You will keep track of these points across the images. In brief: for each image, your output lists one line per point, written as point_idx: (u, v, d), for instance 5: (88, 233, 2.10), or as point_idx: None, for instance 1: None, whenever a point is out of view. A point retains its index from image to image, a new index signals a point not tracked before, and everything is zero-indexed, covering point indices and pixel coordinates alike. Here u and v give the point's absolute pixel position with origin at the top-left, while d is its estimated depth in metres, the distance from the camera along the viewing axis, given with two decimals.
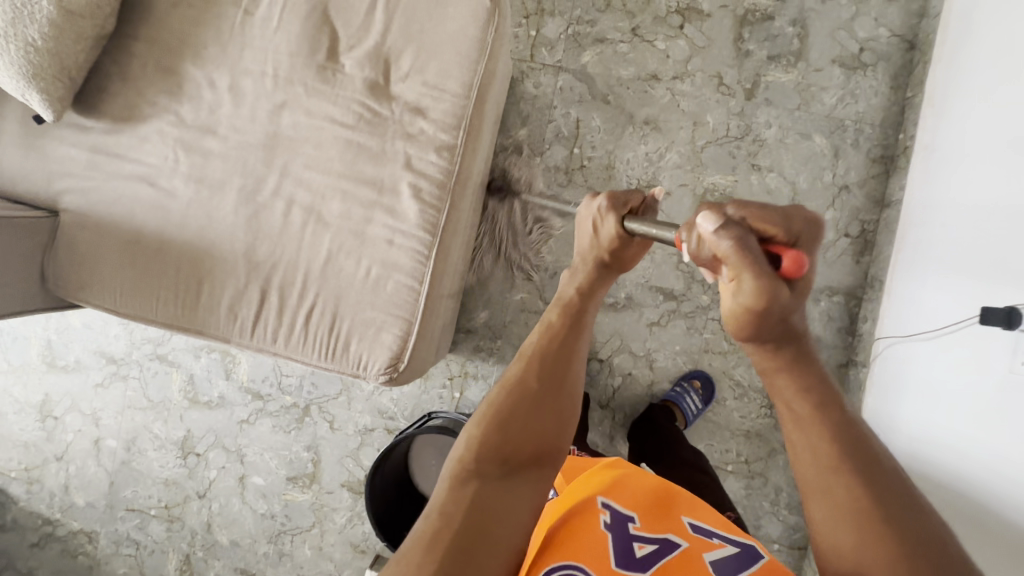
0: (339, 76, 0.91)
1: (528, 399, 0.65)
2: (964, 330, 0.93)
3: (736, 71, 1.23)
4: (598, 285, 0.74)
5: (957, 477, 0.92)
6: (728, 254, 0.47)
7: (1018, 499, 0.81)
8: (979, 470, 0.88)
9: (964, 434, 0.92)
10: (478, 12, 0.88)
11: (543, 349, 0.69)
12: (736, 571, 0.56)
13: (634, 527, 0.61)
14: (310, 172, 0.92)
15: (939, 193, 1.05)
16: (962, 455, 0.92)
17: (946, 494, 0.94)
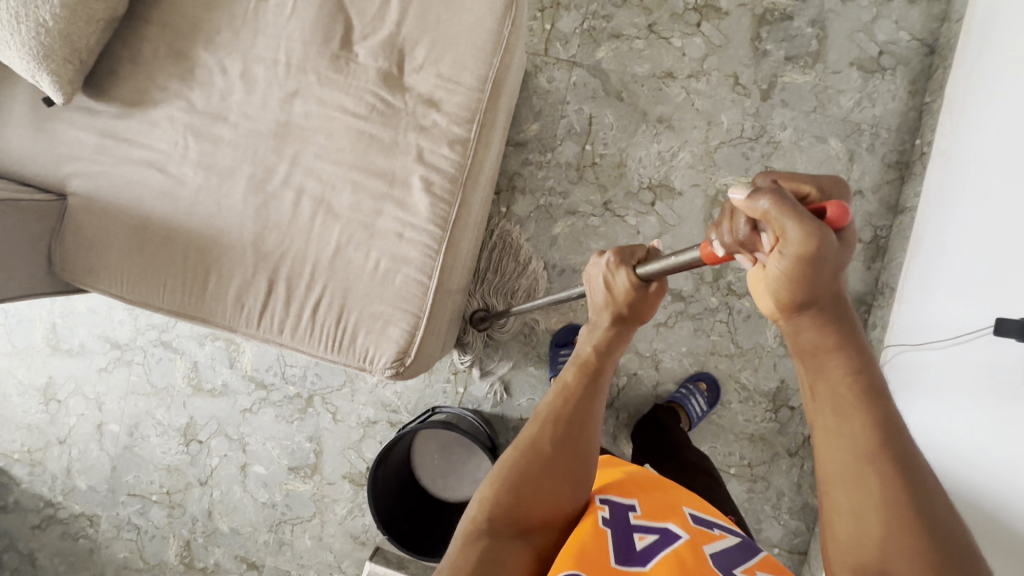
0: (353, 65, 0.90)
1: (545, 460, 0.63)
2: (975, 340, 0.92)
3: (752, 71, 1.21)
4: (615, 339, 0.73)
5: (965, 488, 0.91)
6: (767, 211, 0.42)
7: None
8: (987, 482, 0.87)
9: (974, 444, 0.91)
10: (495, 5, 0.87)
11: (558, 411, 0.67)
12: (735, 561, 0.57)
13: (633, 518, 0.61)
14: (321, 162, 0.91)
15: (954, 202, 1.04)
16: (971, 466, 0.90)
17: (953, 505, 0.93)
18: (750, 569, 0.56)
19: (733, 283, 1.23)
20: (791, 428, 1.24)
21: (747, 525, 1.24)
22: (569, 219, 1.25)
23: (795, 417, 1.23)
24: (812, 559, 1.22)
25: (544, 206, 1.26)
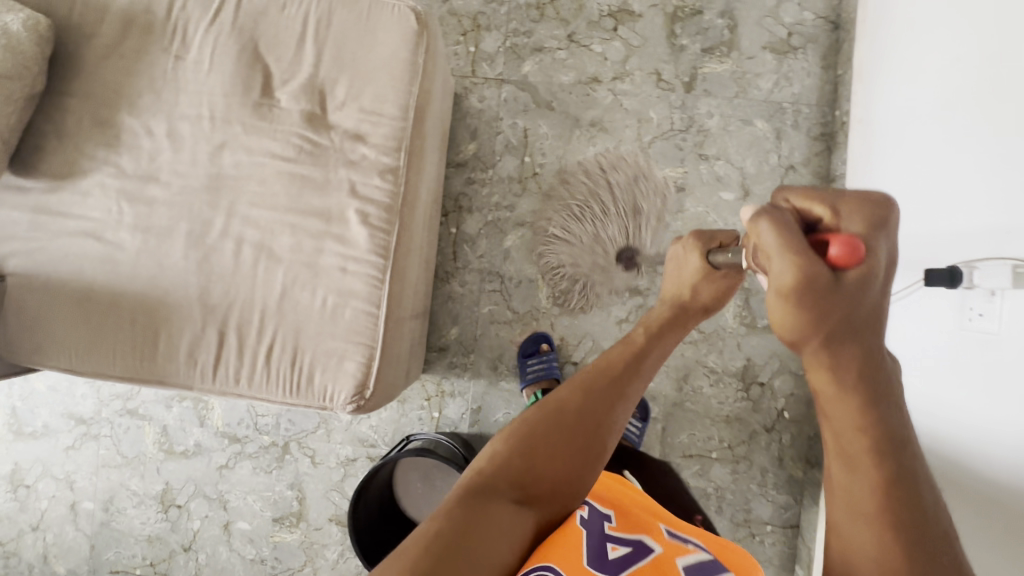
0: (276, 111, 0.91)
1: (570, 421, 0.65)
2: (914, 293, 0.96)
3: (673, 66, 1.26)
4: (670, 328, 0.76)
5: (930, 439, 0.93)
6: (766, 238, 0.47)
7: (985, 458, 0.82)
8: (945, 429, 0.89)
9: (928, 396, 0.93)
10: (407, 35, 0.90)
11: (593, 381, 0.68)
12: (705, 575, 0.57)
13: (610, 527, 0.63)
14: (257, 210, 0.91)
15: (876, 166, 1.09)
16: (929, 416, 0.93)
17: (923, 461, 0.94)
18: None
19: None
20: (764, 404, 1.26)
21: (735, 506, 1.25)
22: (519, 231, 1.27)
23: (766, 393, 1.26)
24: (804, 531, 1.23)
25: (493, 222, 1.27)
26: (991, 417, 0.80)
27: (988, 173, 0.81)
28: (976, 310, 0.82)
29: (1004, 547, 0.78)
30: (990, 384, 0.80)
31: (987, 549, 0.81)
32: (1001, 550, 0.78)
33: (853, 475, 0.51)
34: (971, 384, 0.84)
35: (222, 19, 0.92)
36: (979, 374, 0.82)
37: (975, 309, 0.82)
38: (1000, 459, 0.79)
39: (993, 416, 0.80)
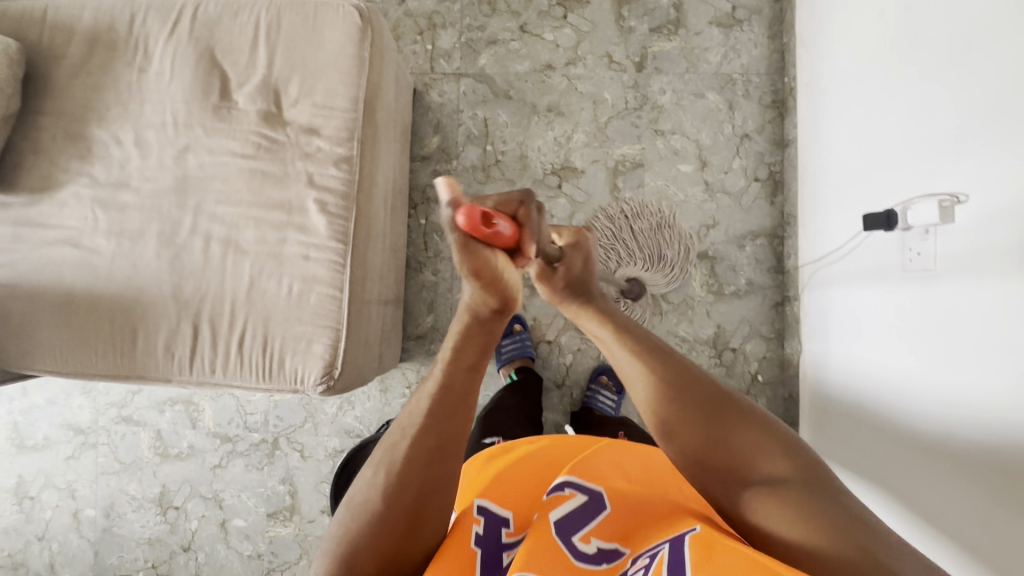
0: (234, 112, 0.97)
1: (381, 501, 0.58)
2: (863, 244, 0.98)
3: (623, 47, 1.30)
4: (470, 349, 0.61)
5: (880, 392, 0.94)
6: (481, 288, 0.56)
7: (927, 405, 0.82)
8: (894, 379, 0.90)
9: (879, 347, 0.95)
10: (352, 31, 0.95)
11: (398, 451, 0.60)
12: (575, 528, 0.59)
13: (506, 534, 0.62)
14: (222, 207, 0.96)
15: (823, 125, 1.12)
16: (879, 368, 0.94)
17: (876, 415, 0.95)
18: (585, 538, 0.59)
19: (651, 244, 1.29)
20: (737, 369, 1.28)
21: None
22: None
23: (739, 358, 1.28)
24: None
25: None
26: (937, 368, 0.81)
27: (913, 113, 0.85)
28: (914, 251, 0.85)
29: (933, 495, 0.81)
30: (935, 333, 0.81)
31: (933, 502, 0.81)
32: (932, 497, 0.81)
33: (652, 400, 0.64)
34: (917, 334, 0.85)
35: (180, 31, 0.98)
36: (927, 325, 0.83)
37: (913, 250, 0.85)
38: (941, 405, 0.80)
39: (936, 365, 0.81)
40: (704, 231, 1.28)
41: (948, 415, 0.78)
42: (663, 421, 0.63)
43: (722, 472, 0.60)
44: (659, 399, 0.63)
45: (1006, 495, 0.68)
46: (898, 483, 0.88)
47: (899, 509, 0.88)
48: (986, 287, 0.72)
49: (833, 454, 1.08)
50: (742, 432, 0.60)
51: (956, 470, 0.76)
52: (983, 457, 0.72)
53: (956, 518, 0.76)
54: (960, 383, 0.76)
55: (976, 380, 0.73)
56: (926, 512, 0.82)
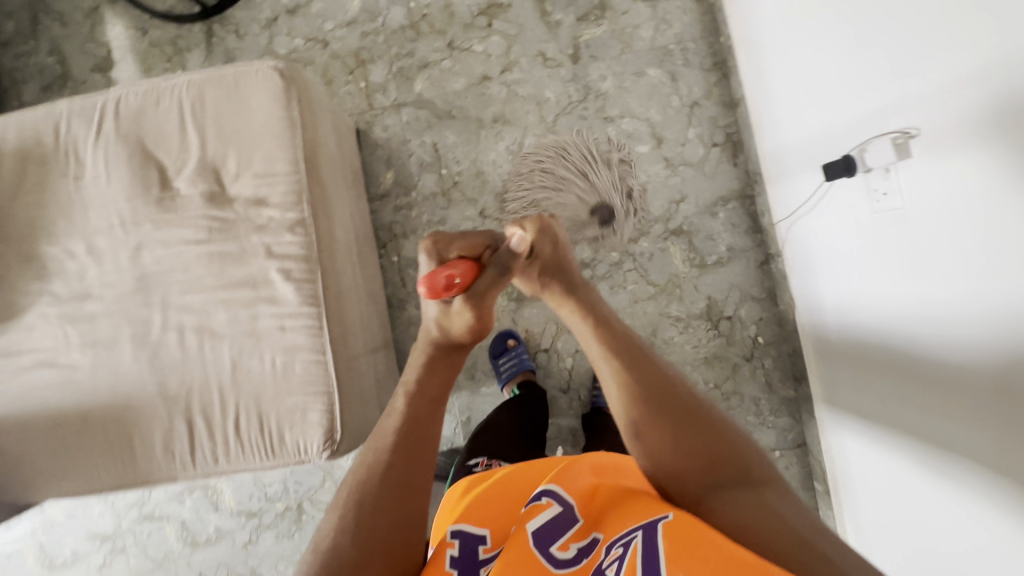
0: (177, 200, 0.95)
1: (351, 548, 0.58)
2: (831, 190, 0.97)
3: (555, 43, 1.29)
4: (432, 381, 0.73)
5: (880, 334, 0.92)
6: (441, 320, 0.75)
7: (926, 340, 0.81)
8: (891, 319, 0.89)
9: (869, 288, 0.93)
10: (276, 94, 0.93)
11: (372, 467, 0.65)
12: (553, 538, 0.59)
13: (482, 550, 0.62)
14: (187, 296, 0.95)
15: (767, 78, 1.10)
16: (874, 308, 0.93)
17: (880, 357, 0.93)
18: (563, 546, 0.59)
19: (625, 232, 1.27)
20: (737, 336, 1.27)
21: None
22: None
23: (736, 324, 1.27)
24: (811, 446, 1.24)
25: None
26: (933, 301, 0.78)
27: (848, 53, 0.84)
28: (881, 190, 0.83)
29: (949, 435, 0.78)
30: (922, 267, 0.79)
31: (948, 438, 0.79)
32: (948, 437, 0.78)
33: (624, 400, 0.71)
34: (905, 273, 0.83)
35: (106, 130, 0.96)
36: (912, 265, 0.81)
37: (880, 189, 0.83)
38: (942, 342, 0.78)
39: (930, 301, 0.79)
40: (674, 207, 1.27)
41: (952, 348, 0.76)
42: (634, 420, 0.70)
43: (691, 476, 0.65)
44: (627, 400, 0.71)
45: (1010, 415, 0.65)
46: (919, 432, 0.85)
47: (917, 451, 0.86)
48: (965, 213, 0.69)
49: (854, 416, 1.05)
50: (712, 441, 0.67)
51: (970, 403, 0.73)
52: (990, 381, 0.69)
53: (978, 454, 0.72)
54: (960, 312, 0.74)
55: (971, 306, 0.71)
56: (948, 454, 0.79)
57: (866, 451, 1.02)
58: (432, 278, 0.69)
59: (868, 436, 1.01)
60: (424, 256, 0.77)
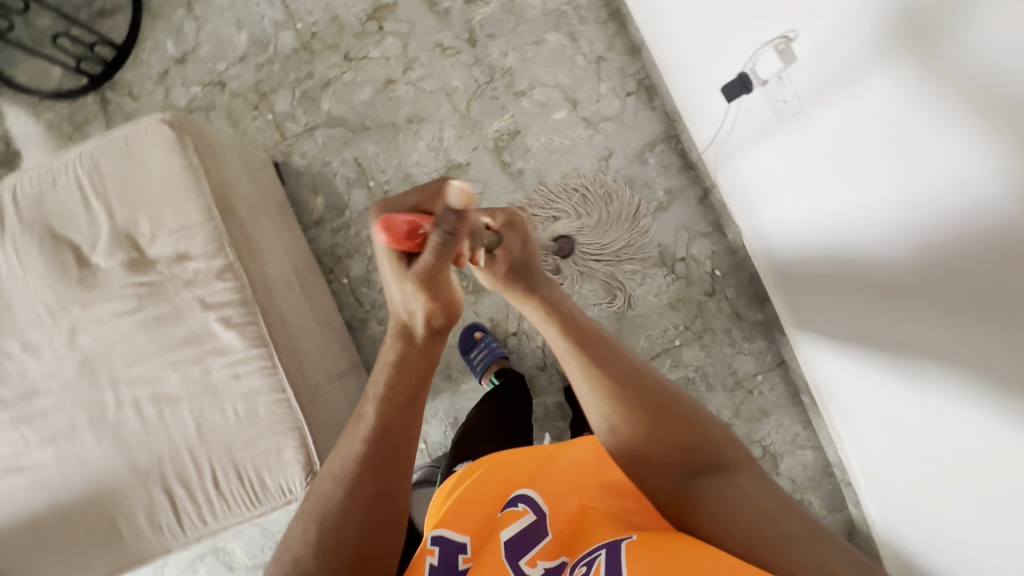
0: (99, 275, 0.93)
1: (319, 559, 0.58)
2: (739, 110, 0.98)
3: (449, 30, 1.27)
4: (404, 382, 0.68)
5: (818, 240, 0.94)
6: (402, 291, 0.64)
7: (856, 236, 0.83)
8: (822, 223, 0.91)
9: (797, 199, 0.95)
10: (171, 146, 0.91)
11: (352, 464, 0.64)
12: (525, 552, 0.62)
13: (463, 558, 0.62)
14: (135, 368, 0.93)
15: (659, 18, 1.12)
16: (806, 216, 0.95)
17: (824, 263, 0.95)
18: (532, 561, 0.61)
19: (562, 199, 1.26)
20: (695, 274, 1.28)
21: (720, 374, 1.28)
22: None
23: (691, 264, 1.28)
24: (790, 362, 1.26)
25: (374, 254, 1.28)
26: (858, 199, 0.79)
27: None
28: (781, 101, 0.85)
29: (901, 327, 0.80)
30: (843, 172, 0.80)
31: (902, 331, 0.80)
32: (900, 329, 0.80)
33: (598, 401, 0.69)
34: (833, 180, 0.83)
35: (10, 223, 0.94)
36: (841, 177, 0.81)
37: (781, 100, 0.85)
38: (871, 236, 0.80)
39: (852, 201, 0.81)
40: (605, 164, 1.27)
41: (886, 237, 0.76)
42: (613, 425, 0.67)
43: (666, 471, 0.64)
44: (610, 404, 0.67)
45: (953, 294, 0.67)
46: (879, 333, 0.86)
47: (879, 349, 0.88)
48: (875, 109, 0.70)
49: (822, 332, 1.07)
50: (688, 436, 0.64)
51: (914, 295, 0.74)
52: (924, 264, 0.70)
53: (939, 344, 0.73)
54: (879, 207, 0.76)
55: (889, 197, 0.73)
56: (911, 347, 0.79)
57: (836, 354, 1.05)
58: (395, 219, 0.57)
59: (832, 339, 1.04)
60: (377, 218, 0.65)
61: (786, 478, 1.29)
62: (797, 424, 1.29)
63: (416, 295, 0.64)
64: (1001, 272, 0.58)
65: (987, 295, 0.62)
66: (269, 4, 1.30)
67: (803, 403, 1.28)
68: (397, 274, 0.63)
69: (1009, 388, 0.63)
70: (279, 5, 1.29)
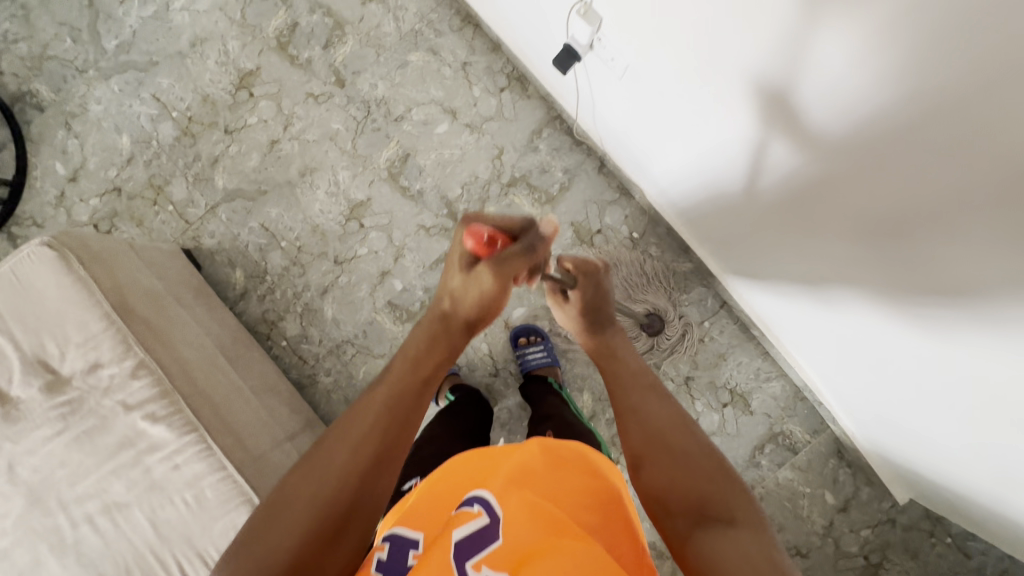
0: (22, 406, 0.93)
1: (306, 505, 0.51)
2: (584, 76, 1.06)
3: (316, 78, 1.30)
4: (429, 359, 0.62)
5: (711, 190, 0.99)
6: (456, 291, 0.64)
7: (743, 181, 0.89)
8: (708, 175, 0.96)
9: (672, 158, 1.02)
10: (56, 266, 0.95)
11: (365, 417, 0.56)
12: (469, 557, 0.50)
13: (413, 556, 0.54)
14: (77, 486, 0.92)
15: (503, 13, 1.16)
16: (691, 173, 1.01)
17: (725, 212, 1.01)
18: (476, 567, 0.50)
19: (467, 207, 1.27)
20: (615, 242, 1.28)
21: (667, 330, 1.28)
22: (329, 297, 1.28)
23: (609, 233, 1.28)
24: (732, 301, 1.26)
25: (304, 310, 1.29)
26: (733, 152, 0.85)
27: None
28: (612, 60, 0.93)
29: (816, 255, 0.85)
30: (707, 126, 0.86)
31: (818, 258, 0.85)
32: (816, 257, 0.85)
33: (631, 430, 0.63)
34: (703, 136, 0.89)
35: None
36: (706, 132, 0.87)
37: (611, 60, 0.93)
38: (760, 178, 0.84)
39: (725, 149, 0.86)
40: (499, 162, 1.28)
41: (762, 172, 0.82)
42: (640, 455, 0.61)
43: (682, 516, 0.55)
44: (648, 433, 0.61)
45: (861, 216, 0.71)
46: (800, 267, 0.91)
47: (802, 280, 0.93)
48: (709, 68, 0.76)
49: (743, 272, 1.12)
50: (709, 486, 0.55)
51: (827, 225, 0.78)
52: (823, 194, 0.74)
53: (860, 264, 0.77)
54: (752, 149, 0.81)
55: (755, 137, 0.78)
56: (823, 266, 0.85)
57: (758, 287, 1.11)
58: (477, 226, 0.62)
59: (748, 273, 1.11)
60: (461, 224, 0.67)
61: (763, 414, 1.27)
62: (758, 359, 1.28)
63: (468, 300, 0.63)
64: (888, 179, 0.63)
65: (892, 211, 0.66)
66: (141, 102, 1.33)
67: (756, 337, 1.28)
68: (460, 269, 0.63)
69: (936, 291, 0.67)
70: (151, 100, 1.33)
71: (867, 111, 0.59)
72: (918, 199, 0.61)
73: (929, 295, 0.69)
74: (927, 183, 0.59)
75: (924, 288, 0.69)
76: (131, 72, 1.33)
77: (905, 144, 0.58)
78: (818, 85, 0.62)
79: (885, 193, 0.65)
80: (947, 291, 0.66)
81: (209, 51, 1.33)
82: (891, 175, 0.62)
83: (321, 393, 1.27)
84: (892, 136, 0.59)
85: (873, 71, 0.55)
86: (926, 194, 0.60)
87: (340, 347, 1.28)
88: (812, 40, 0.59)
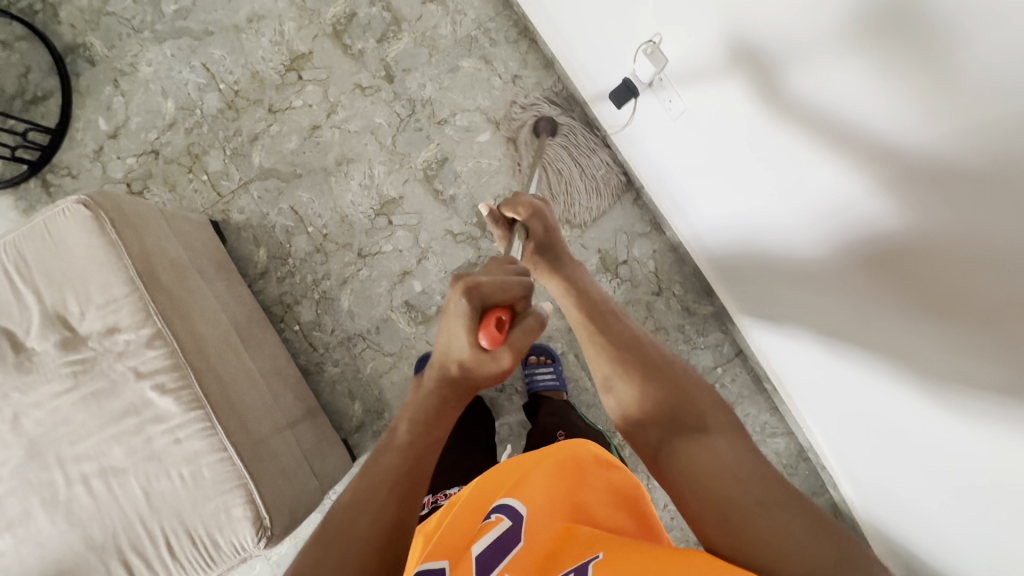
0: (36, 358, 0.94)
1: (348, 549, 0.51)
2: (637, 112, 1.06)
3: (366, 70, 1.31)
4: (438, 419, 0.62)
5: (749, 242, 0.99)
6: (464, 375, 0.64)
7: (780, 238, 0.88)
8: (746, 227, 0.96)
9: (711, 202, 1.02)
10: (88, 226, 0.95)
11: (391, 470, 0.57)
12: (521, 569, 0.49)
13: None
14: (79, 445, 0.92)
15: (564, 35, 1.16)
16: (730, 220, 1.00)
17: (758, 263, 1.00)
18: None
19: None
20: (639, 275, 1.27)
21: None
22: (347, 288, 1.28)
23: (634, 265, 1.27)
24: (749, 351, 1.25)
25: (321, 298, 1.29)
26: (773, 205, 0.85)
27: None
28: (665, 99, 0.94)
29: (846, 325, 0.83)
30: (746, 170, 0.87)
31: (844, 323, 0.84)
32: (846, 325, 0.84)
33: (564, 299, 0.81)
34: (743, 183, 0.89)
35: None
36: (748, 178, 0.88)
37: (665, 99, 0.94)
38: (799, 235, 0.84)
39: (767, 202, 0.86)
40: None
41: (803, 231, 0.82)
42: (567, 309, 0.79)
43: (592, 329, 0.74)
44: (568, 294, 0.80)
45: (886, 277, 0.70)
46: (828, 331, 0.89)
47: (828, 344, 0.91)
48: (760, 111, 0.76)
49: (768, 326, 1.11)
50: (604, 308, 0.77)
51: (855, 288, 0.77)
52: (858, 259, 0.74)
53: (891, 338, 0.75)
54: (793, 204, 0.81)
55: (792, 189, 0.79)
56: (854, 334, 0.83)
57: (778, 343, 1.11)
58: (491, 332, 0.59)
59: (772, 329, 1.10)
60: (454, 302, 0.61)
61: None
62: (765, 412, 1.27)
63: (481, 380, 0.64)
64: (913, 237, 0.63)
65: (913, 274, 0.65)
66: (191, 70, 1.33)
67: (766, 392, 1.27)
68: (470, 356, 0.61)
69: (960, 359, 0.65)
70: (200, 69, 1.33)
71: (898, 169, 0.60)
72: (943, 267, 0.61)
73: (957, 379, 0.67)
74: (955, 254, 0.58)
75: (952, 370, 0.67)
76: (185, 39, 1.34)
77: (936, 213, 0.58)
78: (865, 144, 0.62)
79: (918, 262, 0.64)
80: (977, 373, 0.63)
81: (265, 29, 1.33)
82: (927, 244, 0.61)
83: (326, 380, 1.28)
84: (931, 202, 0.58)
85: (913, 134, 0.56)
86: (948, 257, 0.59)
87: (352, 339, 1.28)
88: (850, 92, 0.61)
